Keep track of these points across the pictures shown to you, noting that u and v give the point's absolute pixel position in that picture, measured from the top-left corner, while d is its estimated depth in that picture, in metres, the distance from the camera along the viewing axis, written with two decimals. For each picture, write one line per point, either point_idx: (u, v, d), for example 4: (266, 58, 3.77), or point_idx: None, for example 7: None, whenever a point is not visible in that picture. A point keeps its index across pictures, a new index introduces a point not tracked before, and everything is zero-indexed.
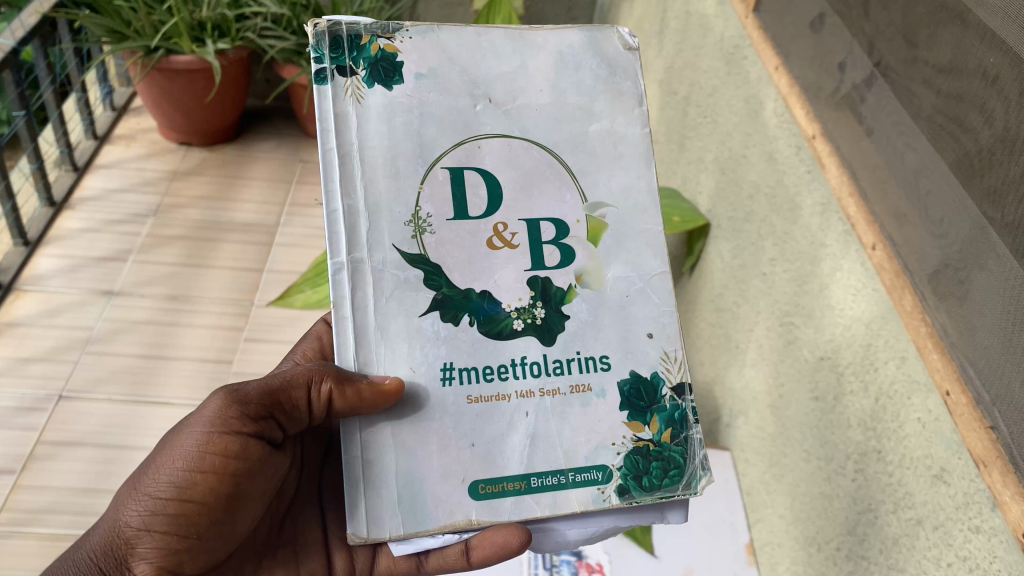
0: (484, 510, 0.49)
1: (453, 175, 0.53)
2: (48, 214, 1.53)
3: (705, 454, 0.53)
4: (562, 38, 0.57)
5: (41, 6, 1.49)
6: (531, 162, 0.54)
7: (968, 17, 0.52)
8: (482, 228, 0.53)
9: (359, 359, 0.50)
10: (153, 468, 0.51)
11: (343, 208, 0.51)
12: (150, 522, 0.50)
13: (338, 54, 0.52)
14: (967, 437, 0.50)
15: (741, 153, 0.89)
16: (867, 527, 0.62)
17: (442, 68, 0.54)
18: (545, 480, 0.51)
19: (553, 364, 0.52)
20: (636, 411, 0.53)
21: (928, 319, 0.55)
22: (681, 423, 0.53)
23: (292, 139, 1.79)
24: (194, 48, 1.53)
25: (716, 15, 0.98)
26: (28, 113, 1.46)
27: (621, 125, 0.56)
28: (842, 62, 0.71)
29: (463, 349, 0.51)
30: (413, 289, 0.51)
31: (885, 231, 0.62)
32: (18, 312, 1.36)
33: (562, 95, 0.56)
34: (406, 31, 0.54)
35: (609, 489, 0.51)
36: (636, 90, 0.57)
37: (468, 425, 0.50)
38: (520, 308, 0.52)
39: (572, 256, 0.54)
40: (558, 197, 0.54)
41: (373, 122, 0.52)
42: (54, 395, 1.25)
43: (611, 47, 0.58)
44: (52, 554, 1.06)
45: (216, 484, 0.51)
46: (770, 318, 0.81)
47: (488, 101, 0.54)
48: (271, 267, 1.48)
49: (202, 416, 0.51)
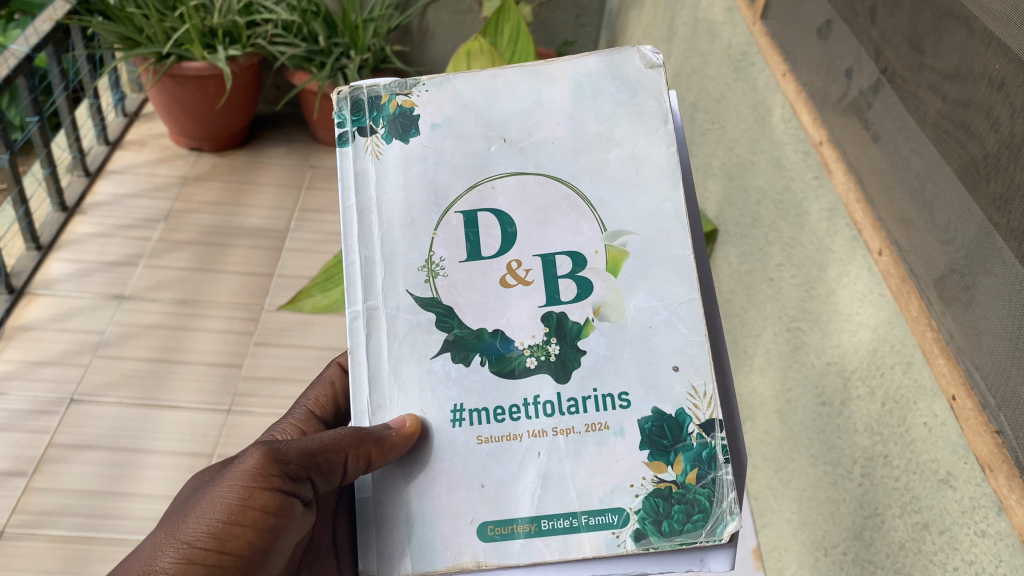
0: (492, 551, 0.49)
1: (466, 218, 0.53)
2: (60, 219, 1.55)
3: (736, 497, 0.49)
4: (579, 67, 0.56)
5: (55, 13, 1.51)
6: (546, 198, 0.54)
7: (974, 23, 0.53)
8: (495, 267, 0.53)
9: (372, 403, 0.52)
10: (190, 516, 0.49)
11: (360, 259, 0.53)
12: (186, 570, 0.47)
13: (358, 117, 0.55)
14: (973, 442, 0.51)
15: (749, 159, 0.90)
16: (874, 531, 0.62)
17: (457, 115, 0.55)
18: (556, 522, 0.49)
19: (568, 403, 0.51)
20: (658, 449, 0.50)
21: (934, 323, 0.56)
22: (709, 463, 0.50)
23: (302, 144, 1.79)
24: (205, 54, 1.54)
25: (723, 21, 0.99)
26: (41, 118, 1.48)
27: (644, 147, 0.54)
28: (848, 69, 0.71)
29: (474, 390, 0.51)
30: (425, 332, 0.52)
31: (892, 236, 0.62)
32: (31, 316, 1.38)
33: (580, 125, 0.55)
34: (423, 85, 0.56)
35: (626, 533, 0.49)
36: (660, 109, 0.55)
37: (478, 465, 0.50)
38: (533, 346, 0.52)
39: (589, 288, 0.52)
40: (575, 229, 0.53)
41: (391, 175, 0.54)
42: (65, 397, 1.26)
43: (632, 68, 0.56)
44: (63, 555, 1.07)
45: (253, 539, 0.49)
46: (778, 323, 0.82)
47: (502, 142, 0.55)
48: (280, 272, 1.49)
49: (243, 469, 0.50)
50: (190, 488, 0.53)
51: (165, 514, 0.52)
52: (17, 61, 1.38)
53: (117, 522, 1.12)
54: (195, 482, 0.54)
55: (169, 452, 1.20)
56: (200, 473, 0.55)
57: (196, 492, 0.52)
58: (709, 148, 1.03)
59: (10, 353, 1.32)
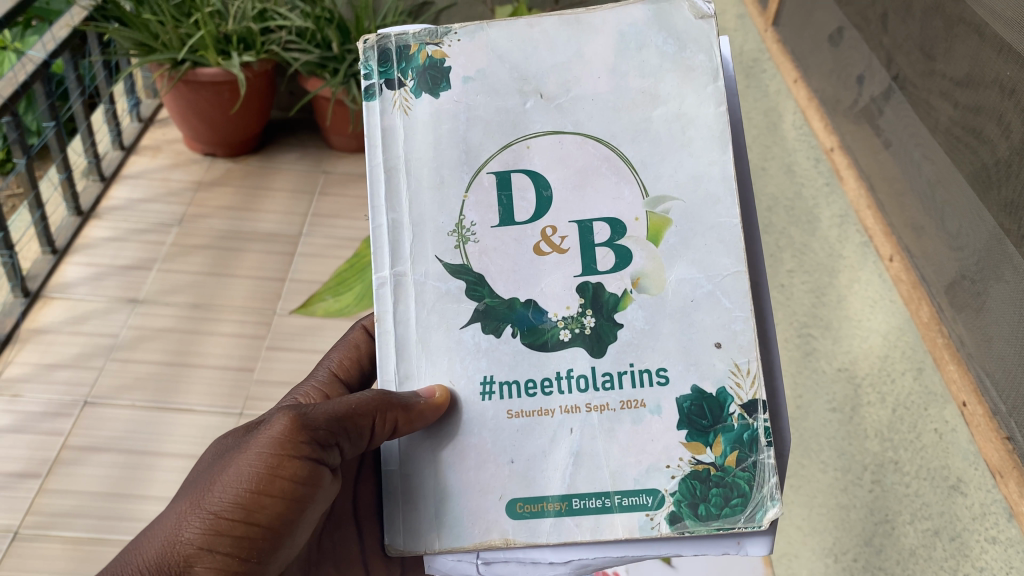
0: (521, 529, 0.50)
1: (499, 179, 0.53)
2: (75, 223, 1.56)
3: (776, 482, 0.50)
4: (622, 15, 0.54)
5: (72, 19, 1.54)
6: (584, 159, 0.53)
7: (986, 30, 0.53)
8: (528, 233, 0.53)
9: (400, 372, 0.52)
10: (215, 484, 0.49)
11: (388, 221, 0.53)
12: (213, 542, 0.48)
13: (386, 68, 0.54)
14: (984, 448, 0.51)
15: (760, 165, 0.90)
16: (884, 537, 0.62)
17: (491, 67, 0.54)
18: (587, 502, 0.50)
19: (602, 378, 0.51)
20: (696, 430, 0.50)
21: (945, 330, 0.56)
22: (749, 446, 0.50)
23: (315, 149, 1.80)
24: (220, 60, 1.56)
25: (735, 29, 0.99)
26: (57, 124, 1.50)
27: (691, 105, 0.53)
28: (860, 75, 0.71)
29: (504, 363, 0.52)
30: (454, 300, 0.53)
31: (903, 242, 0.63)
32: (46, 319, 1.39)
33: (622, 80, 0.54)
34: (454, 34, 0.55)
35: (660, 515, 0.50)
36: (709, 64, 0.53)
37: (509, 439, 0.51)
38: (567, 317, 0.52)
39: (628, 258, 0.52)
40: (615, 194, 0.53)
41: (420, 131, 0.54)
42: (79, 400, 1.27)
43: (679, 19, 0.54)
44: (75, 557, 1.08)
45: (282, 509, 0.49)
46: (789, 328, 0.82)
47: (538, 97, 0.54)
48: (293, 276, 1.50)
49: (269, 436, 0.49)
50: (213, 452, 0.52)
51: (188, 480, 0.52)
52: (35, 66, 1.41)
53: (130, 523, 1.12)
54: (217, 445, 0.53)
55: (180, 454, 1.21)
56: (221, 435, 0.54)
57: (219, 457, 0.51)
58: None
59: (24, 356, 1.33)
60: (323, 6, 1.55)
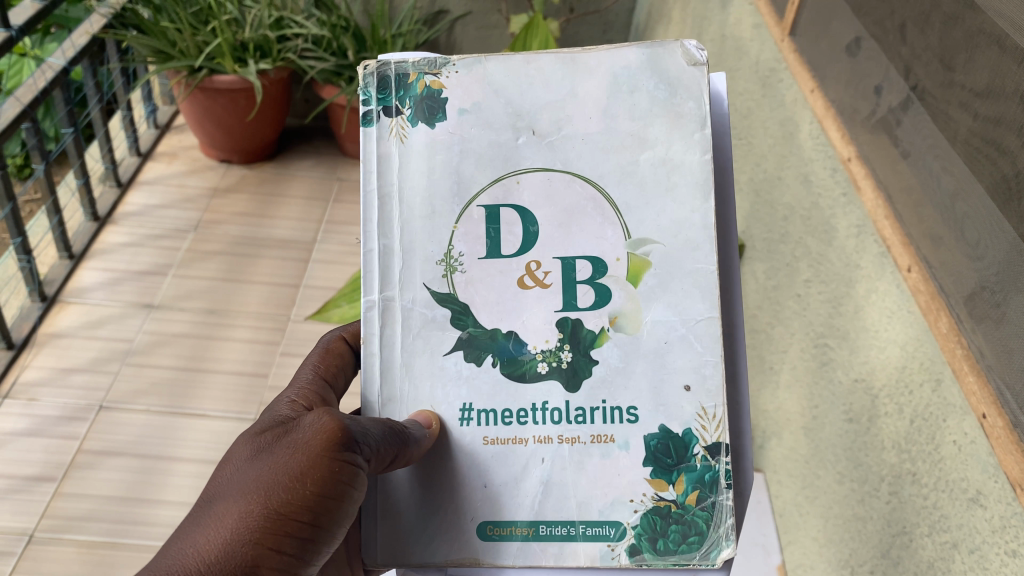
0: (489, 552, 0.51)
1: (489, 212, 0.53)
2: (92, 229, 1.57)
3: (734, 523, 0.50)
4: (617, 57, 0.53)
5: (91, 26, 1.54)
6: (571, 197, 0.53)
7: (1006, 41, 0.52)
8: (513, 267, 0.53)
9: (382, 394, 0.52)
10: (277, 485, 0.47)
11: (379, 247, 0.53)
12: (281, 543, 0.46)
13: (384, 95, 0.54)
14: (1005, 461, 0.50)
15: (776, 174, 0.90)
16: (902, 549, 0.62)
17: (486, 101, 0.54)
18: (554, 529, 0.51)
19: (575, 412, 0.51)
20: (661, 468, 0.51)
21: (964, 341, 0.56)
22: (710, 486, 0.50)
23: (330, 157, 1.81)
24: (236, 67, 1.56)
25: (752, 38, 1.00)
26: (76, 130, 1.52)
27: (677, 151, 0.52)
28: (877, 85, 0.71)
29: (483, 391, 0.52)
30: (439, 328, 0.53)
31: (921, 253, 0.62)
32: (63, 323, 1.40)
33: (613, 122, 0.53)
34: (453, 66, 0.54)
35: (620, 547, 0.50)
36: (698, 113, 0.52)
37: (483, 466, 0.51)
38: (545, 351, 0.52)
39: (607, 296, 0.52)
40: (598, 234, 0.52)
41: (415, 161, 0.54)
42: (95, 404, 1.28)
43: (673, 63, 0.53)
44: (91, 561, 1.08)
45: (339, 513, 0.49)
46: (805, 339, 0.82)
47: (531, 134, 0.53)
48: (307, 283, 1.50)
49: (334, 437, 0.49)
50: (249, 451, 0.50)
51: (222, 480, 0.49)
52: (54, 73, 1.42)
53: (144, 528, 1.13)
54: (245, 444, 0.51)
55: (195, 460, 1.21)
56: (241, 434, 0.52)
57: (265, 455, 0.49)
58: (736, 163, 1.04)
59: (41, 360, 1.34)
60: (338, 14, 1.59)
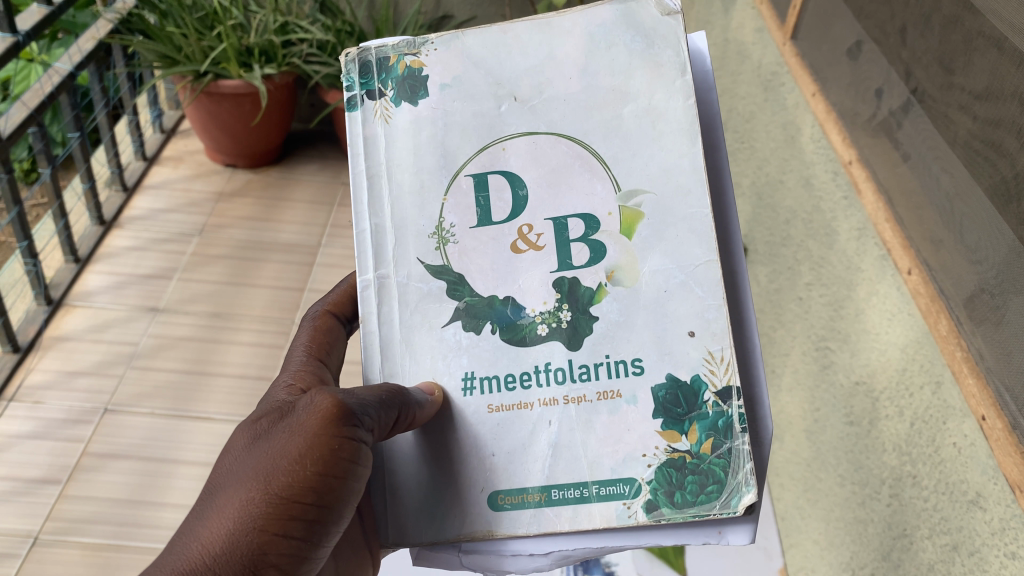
0: (502, 521, 0.50)
1: (477, 180, 0.54)
2: (97, 232, 1.58)
3: (753, 467, 0.49)
4: (591, 17, 0.54)
5: (98, 32, 1.57)
6: (557, 157, 0.53)
7: (1005, 43, 0.53)
8: (505, 233, 0.53)
9: (384, 371, 0.53)
10: (275, 472, 0.47)
11: (371, 226, 0.54)
12: (287, 528, 0.46)
13: (366, 80, 0.55)
14: (1003, 463, 0.50)
15: (778, 178, 0.90)
16: (902, 552, 0.62)
17: (466, 74, 0.54)
18: (566, 493, 0.50)
19: (579, 370, 0.51)
20: (672, 419, 0.50)
21: (964, 343, 0.56)
22: (725, 432, 0.49)
23: (334, 162, 1.81)
24: (242, 72, 1.57)
25: (753, 42, 1.00)
26: (82, 134, 1.53)
27: (660, 100, 0.52)
28: (879, 88, 0.71)
29: (484, 359, 0.52)
30: (436, 300, 0.53)
31: (921, 256, 0.62)
32: (67, 327, 1.41)
33: (593, 80, 0.53)
34: (431, 44, 0.55)
35: (637, 504, 0.50)
36: (677, 60, 0.52)
37: (489, 433, 0.51)
38: (544, 313, 0.52)
39: (602, 252, 0.52)
40: (588, 190, 0.53)
41: (400, 139, 0.54)
42: (99, 407, 1.28)
43: (647, 16, 0.53)
44: (95, 564, 1.09)
45: (344, 489, 0.48)
46: (806, 341, 0.82)
47: (513, 100, 0.54)
48: (311, 286, 1.51)
49: (327, 417, 0.48)
50: (247, 439, 0.50)
51: (222, 470, 0.49)
52: (61, 78, 1.43)
53: (147, 531, 1.13)
54: (244, 433, 0.50)
55: (198, 463, 1.22)
56: (239, 423, 0.51)
57: (262, 442, 0.49)
58: (738, 166, 1.05)
59: (46, 363, 1.34)
60: (344, 20, 1.60)
